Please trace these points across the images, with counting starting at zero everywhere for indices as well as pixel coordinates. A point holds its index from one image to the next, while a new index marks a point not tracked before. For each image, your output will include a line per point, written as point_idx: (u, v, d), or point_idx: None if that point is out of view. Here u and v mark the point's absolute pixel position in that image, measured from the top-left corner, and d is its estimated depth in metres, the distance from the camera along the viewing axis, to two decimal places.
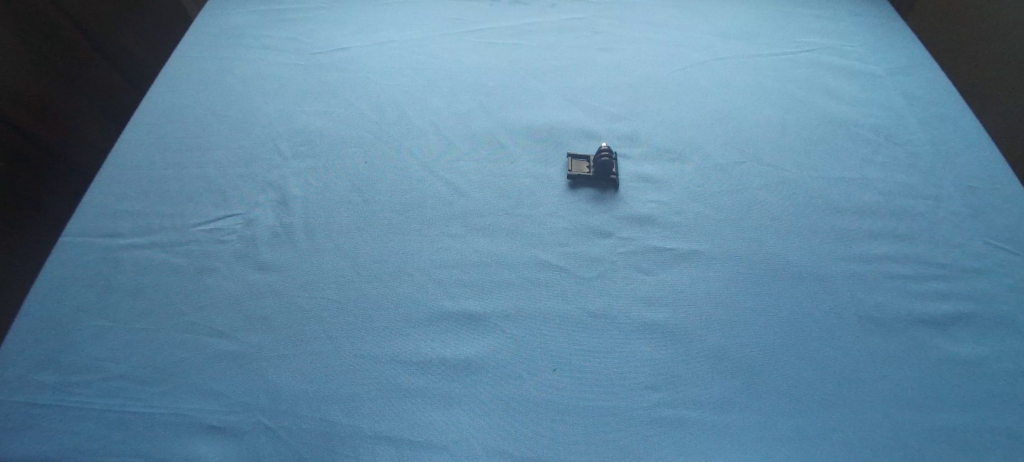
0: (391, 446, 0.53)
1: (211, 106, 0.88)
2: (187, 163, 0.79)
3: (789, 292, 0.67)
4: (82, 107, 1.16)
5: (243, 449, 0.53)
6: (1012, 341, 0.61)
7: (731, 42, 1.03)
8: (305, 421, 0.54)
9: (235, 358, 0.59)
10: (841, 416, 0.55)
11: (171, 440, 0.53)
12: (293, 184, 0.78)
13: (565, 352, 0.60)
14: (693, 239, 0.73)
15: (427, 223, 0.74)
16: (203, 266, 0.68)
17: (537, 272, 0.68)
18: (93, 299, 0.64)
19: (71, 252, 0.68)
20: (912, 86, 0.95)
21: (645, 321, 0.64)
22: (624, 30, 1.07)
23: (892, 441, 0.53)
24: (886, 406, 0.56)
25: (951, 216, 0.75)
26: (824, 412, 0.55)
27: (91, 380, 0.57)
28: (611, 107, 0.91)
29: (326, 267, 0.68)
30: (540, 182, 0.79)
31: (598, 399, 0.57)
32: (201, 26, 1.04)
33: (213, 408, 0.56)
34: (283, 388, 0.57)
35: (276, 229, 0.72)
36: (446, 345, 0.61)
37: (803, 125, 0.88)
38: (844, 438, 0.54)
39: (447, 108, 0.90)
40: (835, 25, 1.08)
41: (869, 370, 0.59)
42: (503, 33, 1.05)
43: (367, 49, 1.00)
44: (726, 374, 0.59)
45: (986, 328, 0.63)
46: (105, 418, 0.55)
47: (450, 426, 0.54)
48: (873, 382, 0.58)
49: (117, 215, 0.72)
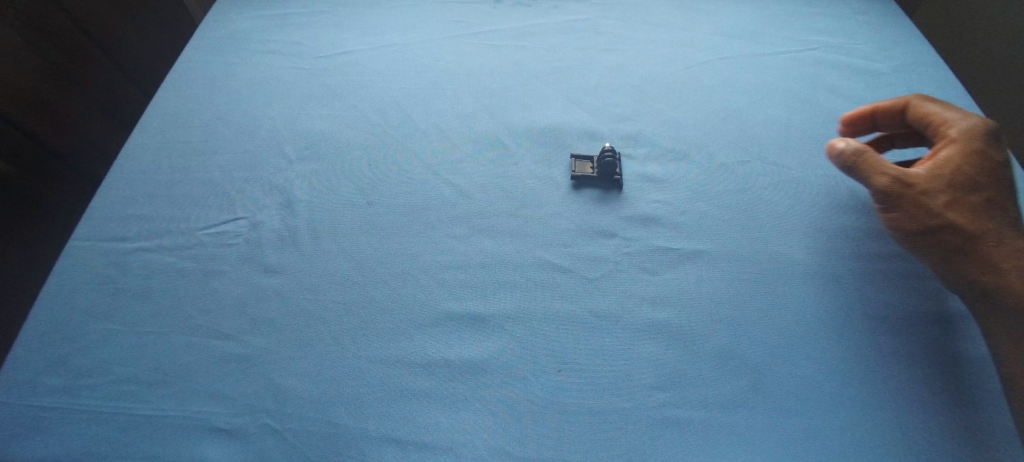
0: (397, 447, 0.54)
1: (216, 110, 0.88)
2: (193, 166, 0.80)
3: (796, 291, 0.66)
4: (82, 109, 1.17)
5: (250, 451, 0.54)
6: None
7: (734, 43, 1.03)
8: (311, 423, 0.56)
9: (241, 361, 0.60)
10: (842, 417, 0.55)
11: (177, 442, 0.55)
12: (298, 186, 0.78)
13: (570, 353, 0.60)
14: (698, 239, 0.72)
15: (432, 224, 0.74)
16: (209, 269, 0.69)
17: (543, 273, 0.68)
18: (102, 303, 0.65)
19: (79, 256, 0.69)
20: (919, 83, 0.94)
21: (650, 321, 0.63)
22: (628, 30, 1.06)
23: (889, 441, 0.54)
24: (887, 406, 0.56)
25: None
26: (824, 411, 0.56)
27: (98, 383, 0.59)
28: (615, 108, 0.91)
29: (332, 270, 0.68)
30: (544, 183, 0.79)
31: (606, 399, 0.57)
32: (204, 30, 1.05)
33: (219, 410, 0.57)
34: (290, 391, 0.58)
35: (282, 232, 0.73)
36: (452, 346, 0.61)
37: (807, 123, 0.88)
38: (840, 437, 0.54)
39: (451, 110, 0.90)
40: (840, 22, 1.07)
41: (873, 368, 0.59)
42: (506, 35, 1.04)
43: (371, 53, 1.00)
44: (729, 375, 0.59)
45: None
46: (112, 421, 0.56)
47: (456, 428, 0.55)
48: (875, 381, 0.58)
49: (125, 218, 0.73)
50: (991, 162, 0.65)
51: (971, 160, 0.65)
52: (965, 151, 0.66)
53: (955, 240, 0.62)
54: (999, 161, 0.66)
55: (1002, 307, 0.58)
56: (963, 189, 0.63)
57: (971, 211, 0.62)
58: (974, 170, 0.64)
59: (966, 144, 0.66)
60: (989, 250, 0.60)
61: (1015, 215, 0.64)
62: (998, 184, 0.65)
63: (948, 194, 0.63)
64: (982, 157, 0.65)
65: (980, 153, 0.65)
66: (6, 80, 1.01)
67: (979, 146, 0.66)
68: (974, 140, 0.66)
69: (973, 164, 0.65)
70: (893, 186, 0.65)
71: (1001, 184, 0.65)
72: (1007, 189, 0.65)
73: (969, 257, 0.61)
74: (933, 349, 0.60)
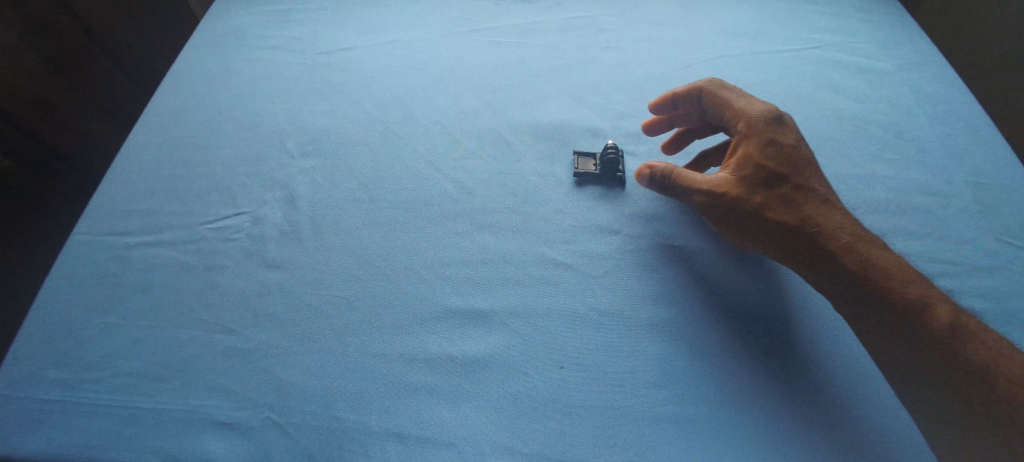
0: (399, 442, 0.55)
1: (218, 106, 0.88)
2: (195, 161, 0.80)
3: (797, 289, 0.66)
4: (83, 105, 1.18)
5: (252, 445, 0.55)
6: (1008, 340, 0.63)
7: (736, 41, 1.02)
8: (313, 417, 0.56)
9: (244, 356, 0.60)
10: (836, 414, 0.56)
11: (181, 435, 0.56)
12: (301, 182, 0.78)
13: (573, 350, 0.61)
14: (700, 236, 0.72)
15: (434, 220, 0.74)
16: (211, 264, 0.69)
17: (545, 269, 0.68)
18: (104, 297, 0.65)
19: (81, 251, 0.69)
20: (921, 82, 0.94)
21: (652, 319, 0.64)
22: (630, 28, 1.05)
23: (886, 437, 0.55)
24: (844, 404, 0.57)
25: (957, 214, 0.75)
26: (822, 409, 0.57)
27: (100, 377, 0.59)
28: (617, 106, 0.91)
29: (335, 265, 0.69)
30: (547, 180, 0.79)
31: (609, 396, 0.58)
32: (205, 24, 1.04)
33: (222, 404, 0.57)
34: (293, 386, 0.58)
35: (284, 227, 0.73)
36: (454, 342, 0.61)
37: (810, 122, 0.88)
38: (806, 432, 0.55)
39: (453, 107, 0.90)
40: (845, 19, 1.06)
41: (815, 365, 0.60)
42: (508, 32, 1.03)
43: (372, 49, 0.99)
44: (679, 371, 0.60)
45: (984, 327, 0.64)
46: (114, 414, 0.57)
47: (459, 423, 0.56)
48: (819, 379, 0.59)
49: (126, 213, 0.73)
50: (783, 149, 0.69)
51: (762, 154, 0.68)
52: (752, 147, 0.69)
53: (777, 233, 0.65)
54: (790, 144, 0.69)
55: (839, 282, 0.61)
56: (770, 183, 0.67)
57: (783, 200, 0.66)
58: (767, 162, 0.68)
59: (751, 142, 0.70)
60: (810, 235, 0.64)
61: (825, 189, 0.68)
62: (802, 165, 0.68)
63: (760, 192, 0.66)
64: (770, 148, 0.69)
65: (768, 145, 0.69)
66: (7, 76, 1.03)
67: (762, 141, 0.69)
68: (757, 136, 0.69)
69: (767, 157, 0.68)
70: (709, 202, 0.68)
71: (798, 166, 0.68)
72: (810, 167, 0.69)
73: (792, 245, 0.65)
74: (780, 325, 0.63)
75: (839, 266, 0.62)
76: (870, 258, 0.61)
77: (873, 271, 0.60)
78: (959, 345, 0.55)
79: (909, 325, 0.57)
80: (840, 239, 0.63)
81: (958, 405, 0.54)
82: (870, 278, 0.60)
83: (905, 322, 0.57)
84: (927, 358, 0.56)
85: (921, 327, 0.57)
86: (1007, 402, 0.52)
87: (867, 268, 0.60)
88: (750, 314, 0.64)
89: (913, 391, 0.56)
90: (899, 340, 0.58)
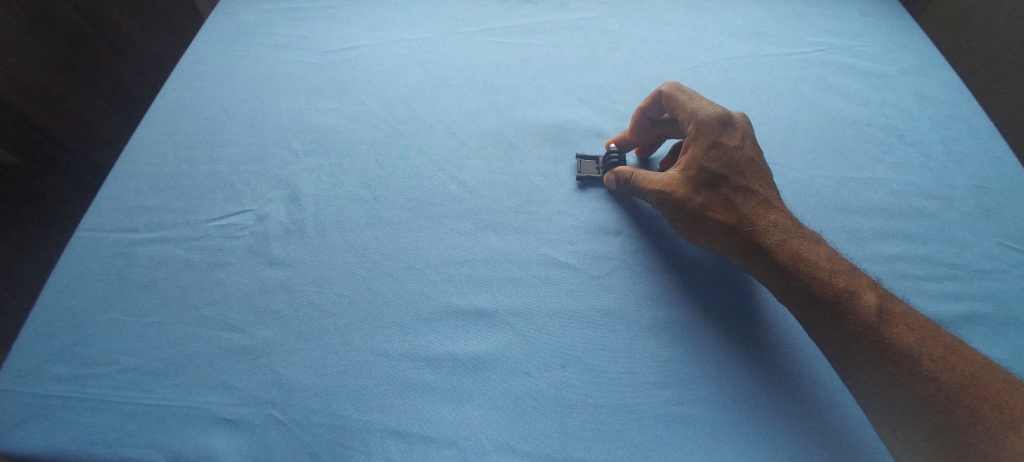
0: (401, 440, 0.55)
1: (223, 103, 0.89)
2: (199, 159, 0.80)
3: None
4: (88, 101, 1.20)
5: (256, 442, 0.55)
6: (1008, 345, 0.63)
7: (741, 43, 1.02)
8: (316, 415, 0.57)
9: (247, 352, 0.61)
10: (835, 415, 0.57)
11: (185, 432, 0.56)
12: (304, 180, 0.78)
13: (575, 351, 0.61)
14: None
15: (438, 220, 0.74)
16: (215, 261, 0.69)
17: (548, 269, 0.68)
18: (107, 293, 0.66)
19: (86, 247, 0.69)
20: (924, 86, 0.94)
21: (653, 320, 0.64)
22: (634, 29, 1.05)
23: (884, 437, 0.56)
24: (841, 404, 0.58)
25: (959, 218, 0.75)
26: (822, 408, 0.58)
27: (103, 374, 0.60)
28: (621, 107, 0.91)
29: (338, 264, 0.69)
30: (550, 180, 0.79)
31: (611, 396, 0.58)
32: (211, 22, 1.04)
33: (225, 401, 0.58)
34: (295, 383, 0.59)
35: (288, 225, 0.73)
36: (457, 341, 0.62)
37: (813, 125, 0.88)
38: (800, 432, 0.56)
39: (457, 107, 0.90)
40: (850, 22, 1.06)
41: (808, 364, 0.60)
42: (512, 31, 1.03)
43: (377, 48, 0.99)
44: (665, 367, 0.60)
45: (983, 331, 0.65)
46: (118, 410, 0.58)
47: (461, 422, 0.57)
48: (813, 377, 0.59)
49: (131, 209, 0.74)
50: (725, 150, 0.66)
51: (705, 155, 0.67)
52: (696, 148, 0.67)
53: (723, 232, 0.65)
54: (733, 146, 0.67)
55: (777, 276, 0.61)
56: (710, 183, 0.66)
57: (723, 200, 0.65)
58: (710, 163, 0.66)
59: (697, 143, 0.68)
60: (749, 234, 0.63)
61: (767, 189, 0.66)
62: (744, 166, 0.66)
63: (703, 192, 0.66)
64: (714, 149, 0.67)
65: (711, 146, 0.67)
66: (5, 79, 1.04)
67: (706, 143, 0.67)
68: (701, 138, 0.67)
69: (710, 158, 0.66)
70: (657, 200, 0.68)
71: (739, 167, 0.66)
72: (753, 167, 0.67)
73: (734, 244, 0.64)
74: (753, 319, 0.64)
75: (777, 262, 0.61)
76: (805, 254, 0.60)
77: (806, 266, 0.60)
78: (884, 331, 0.55)
79: (841, 314, 0.57)
80: (772, 237, 0.62)
81: (891, 388, 0.53)
82: (804, 271, 0.59)
83: (837, 312, 0.57)
84: (859, 345, 0.55)
85: (852, 316, 0.56)
86: (928, 380, 0.52)
87: (802, 264, 0.60)
88: (719, 308, 0.65)
89: (852, 378, 0.56)
90: (833, 330, 0.57)
